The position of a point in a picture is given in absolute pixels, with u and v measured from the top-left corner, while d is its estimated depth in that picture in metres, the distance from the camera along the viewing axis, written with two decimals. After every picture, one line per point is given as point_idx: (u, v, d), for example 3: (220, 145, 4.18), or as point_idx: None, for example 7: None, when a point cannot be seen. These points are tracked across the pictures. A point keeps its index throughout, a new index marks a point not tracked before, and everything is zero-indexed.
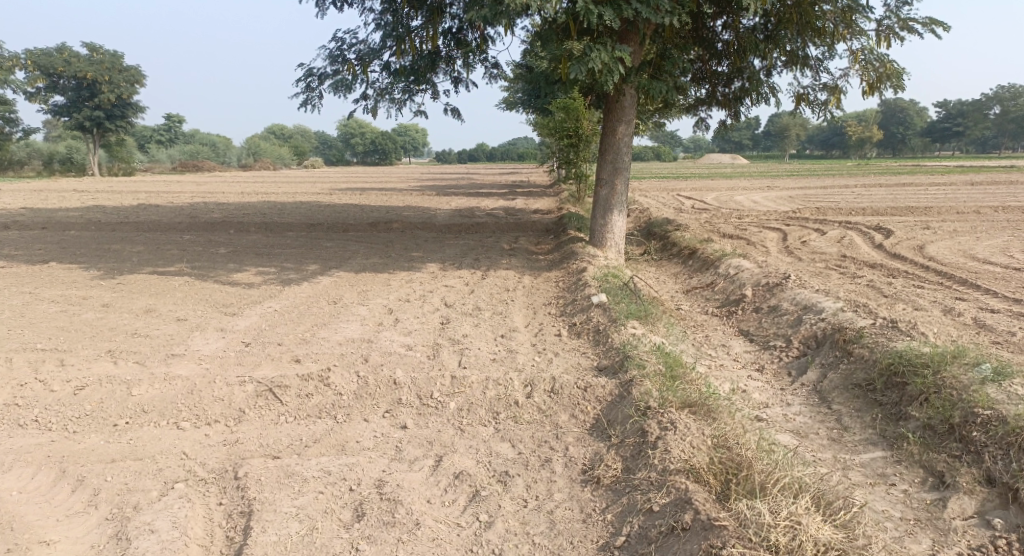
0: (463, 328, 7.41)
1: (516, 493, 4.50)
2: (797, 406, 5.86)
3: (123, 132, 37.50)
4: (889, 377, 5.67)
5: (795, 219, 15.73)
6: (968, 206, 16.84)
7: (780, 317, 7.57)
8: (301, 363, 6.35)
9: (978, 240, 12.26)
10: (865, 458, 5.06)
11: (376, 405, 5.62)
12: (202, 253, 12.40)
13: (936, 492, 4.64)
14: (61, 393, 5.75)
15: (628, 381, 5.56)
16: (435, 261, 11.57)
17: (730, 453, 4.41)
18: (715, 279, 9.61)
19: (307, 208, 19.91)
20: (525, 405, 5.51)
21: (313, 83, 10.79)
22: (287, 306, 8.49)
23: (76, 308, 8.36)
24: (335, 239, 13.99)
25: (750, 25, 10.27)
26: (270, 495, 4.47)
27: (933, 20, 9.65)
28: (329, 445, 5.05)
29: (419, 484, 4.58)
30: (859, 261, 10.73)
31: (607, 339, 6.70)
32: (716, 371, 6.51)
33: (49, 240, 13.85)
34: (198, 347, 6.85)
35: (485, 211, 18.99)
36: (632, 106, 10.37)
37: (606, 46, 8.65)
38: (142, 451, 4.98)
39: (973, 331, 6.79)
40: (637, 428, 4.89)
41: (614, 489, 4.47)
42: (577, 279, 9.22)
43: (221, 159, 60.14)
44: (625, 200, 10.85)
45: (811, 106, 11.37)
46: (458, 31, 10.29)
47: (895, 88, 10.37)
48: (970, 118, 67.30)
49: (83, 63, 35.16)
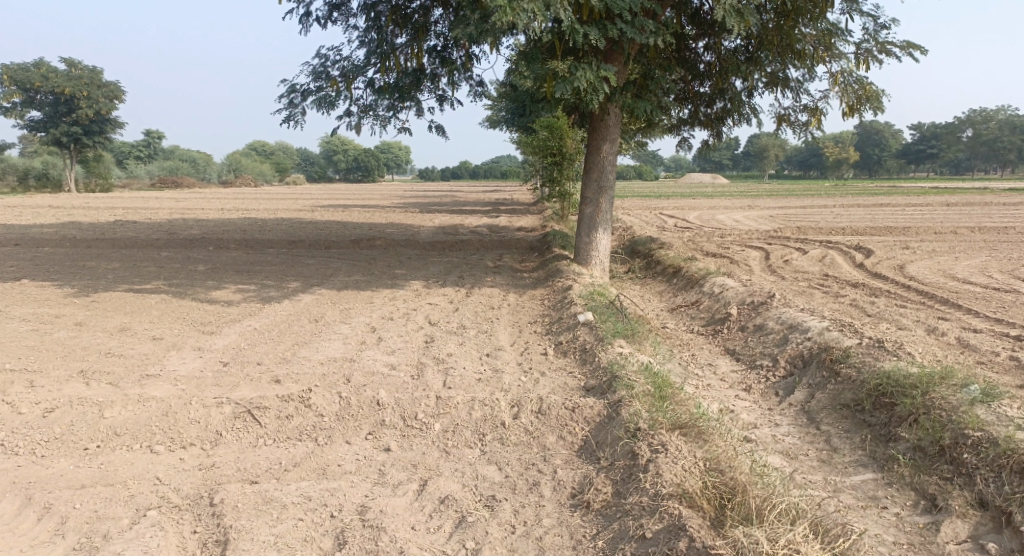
0: (447, 347, 7.30)
1: (503, 519, 4.37)
2: (786, 427, 5.79)
3: (101, 148, 37.10)
4: (877, 397, 5.62)
5: (776, 238, 15.79)
6: (946, 227, 17.02)
7: (766, 336, 7.53)
8: (281, 383, 6.19)
9: (956, 260, 12.36)
10: (855, 480, 5.00)
11: (358, 427, 5.47)
12: (181, 270, 12.19)
13: (929, 516, 4.57)
14: (30, 415, 5.55)
15: (616, 402, 5.46)
16: (418, 279, 11.44)
17: (723, 477, 4.33)
18: (700, 297, 9.58)
19: (288, 225, 19.74)
20: (512, 426, 5.39)
21: (295, 99, 10.69)
22: (267, 324, 8.33)
23: (48, 327, 8.13)
24: (316, 256, 13.83)
25: (732, 46, 10.33)
26: (247, 523, 4.30)
27: (910, 44, 9.77)
28: (309, 469, 4.89)
29: (403, 510, 4.44)
30: (842, 280, 10.75)
31: (594, 358, 6.61)
32: (703, 391, 6.43)
33: (23, 256, 13.56)
34: (174, 368, 6.66)
35: (468, 228, 18.91)
36: (616, 125, 10.36)
37: (592, 65, 8.64)
38: (114, 476, 4.80)
39: (958, 351, 6.78)
40: (627, 450, 4.78)
41: (605, 514, 4.37)
42: (562, 297, 9.13)
43: (201, 175, 59.72)
44: (609, 218, 10.81)
45: (792, 127, 11.44)
46: (442, 49, 10.25)
47: (874, 110, 10.46)
48: (943, 141, 68.83)
49: (61, 79, 34.77)
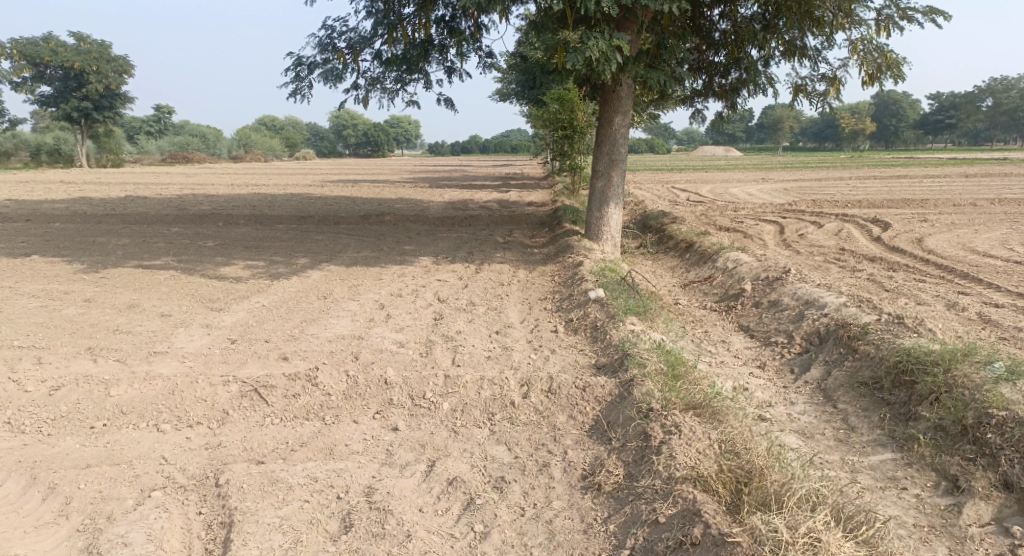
0: (456, 324, 7.20)
1: (512, 501, 4.29)
2: (802, 405, 5.66)
3: (111, 122, 37.05)
4: (896, 375, 5.46)
5: (791, 212, 15.55)
6: (965, 199, 16.65)
7: (780, 312, 7.37)
8: (289, 361, 6.12)
9: (976, 232, 12.08)
10: (874, 461, 4.87)
11: (366, 406, 5.39)
12: (190, 246, 12.12)
13: (950, 497, 4.45)
14: (36, 393, 5.50)
15: (627, 381, 5.34)
16: (427, 255, 11.32)
17: (739, 460, 4.22)
18: (713, 273, 9.41)
19: (298, 200, 19.62)
20: (521, 405, 5.29)
21: (302, 72, 10.52)
22: (275, 301, 8.25)
23: (57, 303, 8.09)
24: (325, 232, 13.73)
25: (747, 14, 10.03)
26: (253, 505, 4.24)
27: (932, 9, 9.44)
28: (316, 449, 4.82)
29: (411, 492, 4.36)
30: (858, 254, 10.54)
31: (605, 336, 6.48)
32: (717, 369, 6.31)
33: (33, 232, 13.53)
34: (182, 345, 6.60)
35: (479, 203, 18.73)
36: (628, 97, 10.12)
37: (603, 34, 8.40)
38: (120, 455, 4.74)
39: (979, 327, 6.60)
40: (639, 432, 4.68)
41: (616, 497, 4.28)
42: (573, 273, 8.99)
43: (211, 151, 59.57)
44: (620, 192, 10.60)
45: (809, 97, 11.15)
46: (450, 19, 10.01)
47: (894, 78, 10.15)
48: (962, 111, 67.51)
49: (70, 53, 34.59)
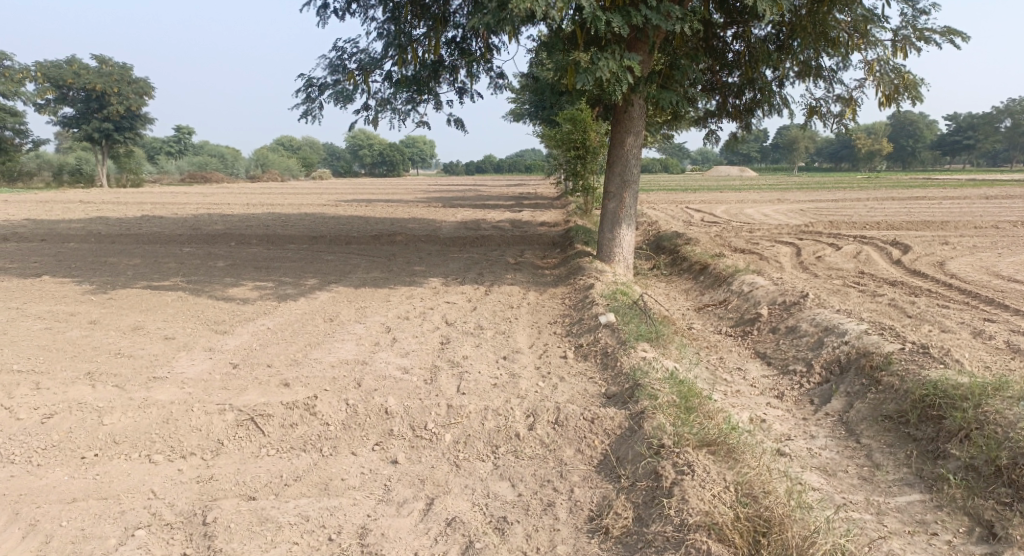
0: (463, 349, 6.98)
1: (514, 545, 4.05)
2: (823, 439, 5.38)
3: (131, 143, 37.39)
4: (923, 410, 5.17)
5: (807, 233, 15.25)
6: (987, 221, 16.26)
7: (799, 339, 7.09)
8: (290, 388, 5.93)
9: (1001, 256, 11.72)
10: (901, 502, 4.59)
11: (365, 437, 5.17)
12: (200, 266, 12.02)
13: (985, 545, 4.18)
14: (28, 421, 5.34)
15: (638, 413, 5.09)
16: (437, 276, 11.14)
17: (755, 506, 4.01)
18: (729, 296, 9.15)
19: (312, 220, 19.58)
20: (527, 438, 5.05)
21: (313, 94, 10.44)
22: (281, 324, 8.10)
23: (62, 325, 7.97)
24: (336, 252, 13.60)
25: (762, 34, 9.84)
26: (239, 547, 4.04)
27: (951, 30, 9.22)
28: (311, 484, 4.61)
29: (407, 533, 4.14)
30: (878, 278, 10.24)
31: (616, 363, 6.24)
32: (733, 399, 6.05)
33: (46, 252, 13.52)
34: (182, 370, 6.44)
35: (492, 223, 18.57)
36: (641, 118, 9.93)
37: (615, 54, 8.22)
38: (108, 489, 4.56)
39: (1007, 357, 6.29)
40: (650, 470, 4.43)
41: (625, 542, 4.04)
42: (584, 296, 8.77)
43: (229, 170, 60.04)
44: (633, 213, 10.39)
45: (825, 119, 10.92)
46: (462, 40, 9.91)
47: (913, 99, 9.90)
48: (981, 132, 66.75)
49: (92, 75, 35.09)
